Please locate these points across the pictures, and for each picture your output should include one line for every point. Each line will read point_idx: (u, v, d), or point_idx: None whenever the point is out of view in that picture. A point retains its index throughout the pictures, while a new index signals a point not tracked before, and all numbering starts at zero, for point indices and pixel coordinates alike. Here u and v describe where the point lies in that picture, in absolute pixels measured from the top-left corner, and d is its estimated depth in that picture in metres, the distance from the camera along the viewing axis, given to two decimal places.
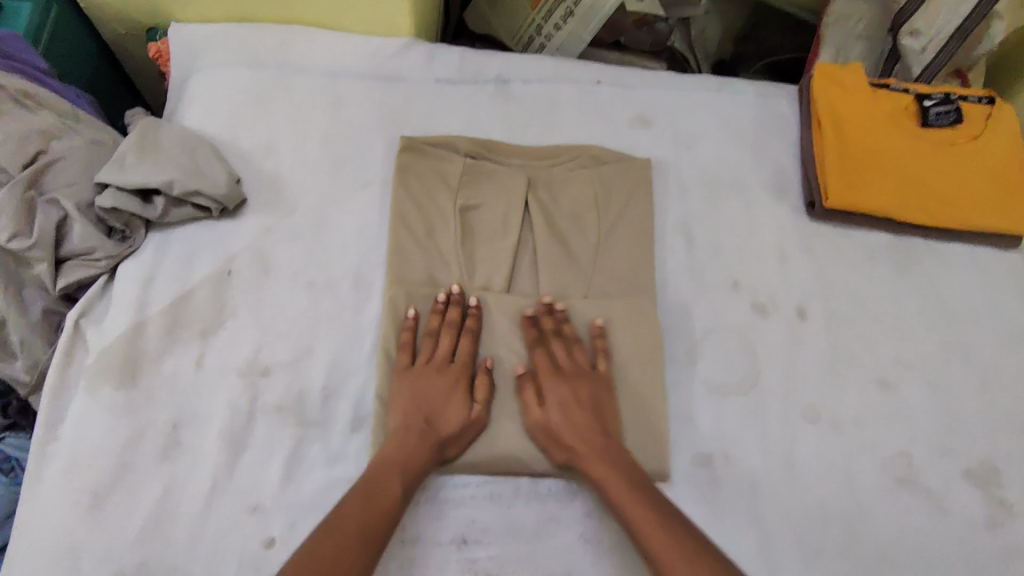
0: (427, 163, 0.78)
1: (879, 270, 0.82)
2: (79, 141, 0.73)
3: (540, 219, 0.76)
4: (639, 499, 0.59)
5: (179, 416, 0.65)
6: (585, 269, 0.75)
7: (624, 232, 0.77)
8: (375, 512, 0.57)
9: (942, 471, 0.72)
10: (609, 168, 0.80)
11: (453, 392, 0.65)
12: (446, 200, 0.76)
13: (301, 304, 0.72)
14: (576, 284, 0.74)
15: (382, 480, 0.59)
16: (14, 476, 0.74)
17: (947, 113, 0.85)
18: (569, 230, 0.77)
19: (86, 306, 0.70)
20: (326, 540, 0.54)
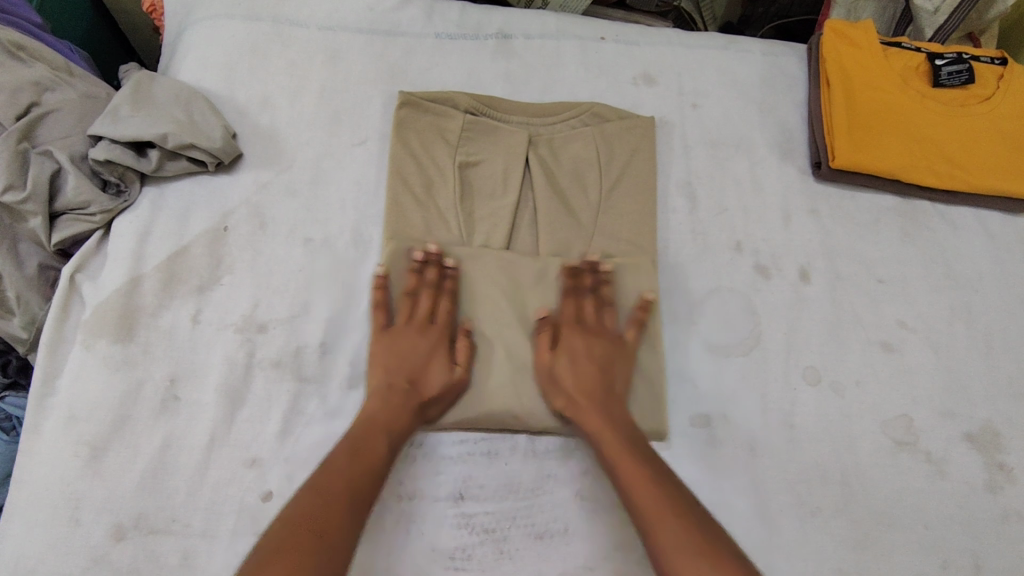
0: (428, 119, 0.76)
1: (885, 233, 0.81)
2: (71, 94, 0.72)
3: (541, 177, 0.75)
4: (630, 453, 0.59)
5: (177, 370, 0.65)
6: (585, 230, 0.74)
7: (627, 191, 0.76)
8: (364, 470, 0.56)
9: (942, 434, 0.72)
10: (612, 126, 0.79)
11: (433, 354, 0.65)
12: (446, 156, 0.75)
13: (298, 260, 0.71)
14: (573, 245, 0.74)
15: (368, 439, 0.58)
16: (15, 435, 0.73)
17: (958, 74, 0.83)
18: (570, 191, 0.76)
19: (82, 261, 0.69)
20: (316, 496, 0.53)
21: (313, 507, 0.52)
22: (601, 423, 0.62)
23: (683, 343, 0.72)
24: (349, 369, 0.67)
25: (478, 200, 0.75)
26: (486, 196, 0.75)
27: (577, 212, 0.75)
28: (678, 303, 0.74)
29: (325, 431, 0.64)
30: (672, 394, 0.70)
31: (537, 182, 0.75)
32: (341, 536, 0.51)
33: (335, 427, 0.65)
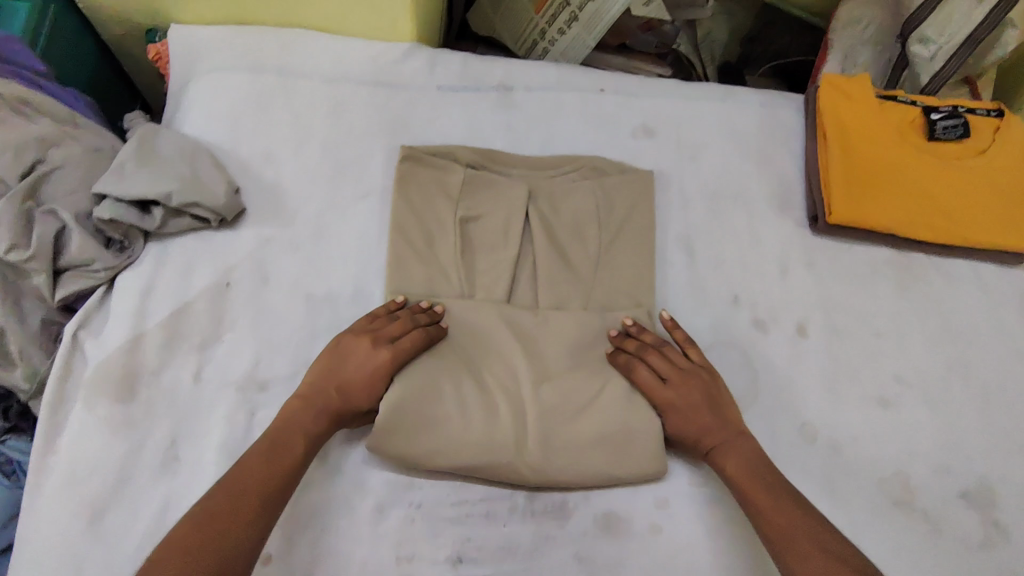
0: (428, 173, 0.77)
1: (881, 286, 0.82)
2: (78, 148, 0.72)
3: (543, 228, 0.76)
4: (767, 490, 0.61)
5: (179, 430, 0.66)
6: (584, 285, 0.75)
7: (629, 247, 0.77)
8: (272, 475, 0.57)
9: (937, 491, 0.72)
10: (612, 179, 0.80)
11: (376, 381, 0.64)
12: (450, 207, 0.76)
13: (300, 316, 0.71)
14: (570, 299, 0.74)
15: (285, 444, 0.59)
16: (15, 480, 0.72)
17: (954, 127, 0.84)
18: (569, 246, 0.76)
19: (85, 318, 0.70)
20: (221, 495, 0.55)
21: (218, 505, 0.54)
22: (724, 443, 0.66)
23: None
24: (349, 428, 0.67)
25: (481, 251, 0.75)
26: (486, 247, 0.75)
27: (576, 265, 0.76)
28: None
29: (325, 491, 0.65)
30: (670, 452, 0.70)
31: (537, 237, 0.76)
32: (243, 536, 0.53)
33: (336, 486, 0.65)
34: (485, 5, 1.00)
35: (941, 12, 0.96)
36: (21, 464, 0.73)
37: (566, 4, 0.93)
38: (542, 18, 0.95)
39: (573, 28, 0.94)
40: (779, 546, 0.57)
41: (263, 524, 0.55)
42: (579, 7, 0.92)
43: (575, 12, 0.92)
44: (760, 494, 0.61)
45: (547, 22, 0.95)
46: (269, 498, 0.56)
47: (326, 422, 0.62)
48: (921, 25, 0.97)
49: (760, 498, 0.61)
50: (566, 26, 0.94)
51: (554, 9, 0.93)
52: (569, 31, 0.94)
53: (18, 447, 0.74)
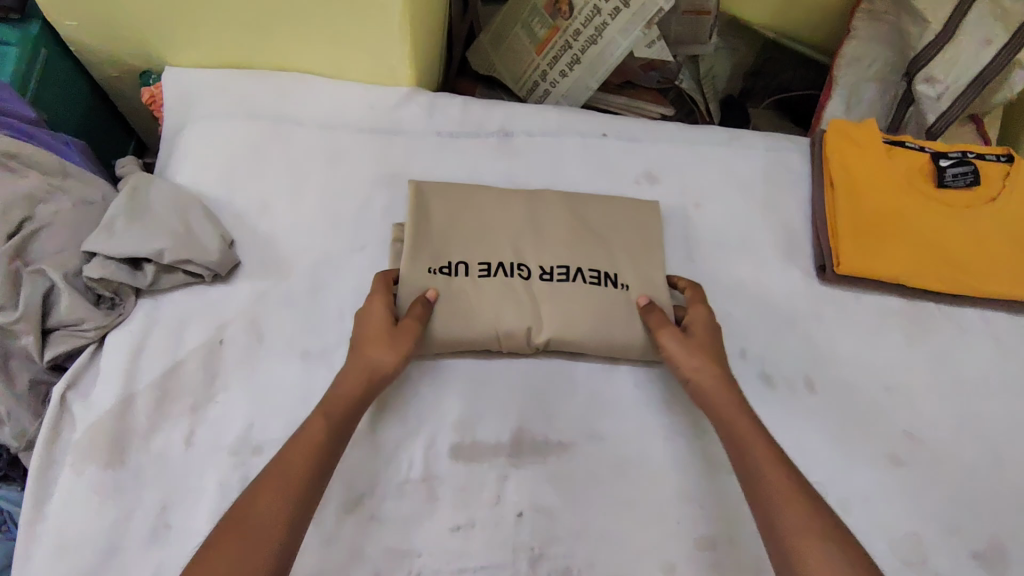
0: (435, 196, 0.77)
1: (890, 338, 0.80)
2: (67, 203, 0.71)
3: (549, 241, 0.76)
4: (776, 460, 0.58)
5: (169, 496, 0.63)
6: (593, 293, 0.73)
7: (637, 264, 0.76)
8: (298, 460, 0.56)
9: (953, 554, 0.70)
10: (621, 206, 0.80)
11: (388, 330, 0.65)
12: (455, 218, 0.76)
13: (295, 374, 0.69)
14: (580, 302, 0.72)
15: (306, 426, 0.59)
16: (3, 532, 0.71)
17: (964, 175, 0.82)
18: (578, 253, 0.75)
19: (74, 378, 0.68)
20: (252, 496, 0.53)
21: (253, 512, 0.52)
22: (745, 425, 0.61)
23: (687, 459, 0.71)
24: (345, 493, 0.65)
25: (491, 252, 0.74)
26: (494, 250, 0.74)
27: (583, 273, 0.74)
28: (681, 417, 0.73)
29: (320, 561, 0.62)
30: (677, 515, 0.68)
31: (540, 245, 0.75)
32: (267, 533, 0.51)
33: (330, 556, 0.63)
34: (486, 44, 1.00)
35: (948, 52, 0.94)
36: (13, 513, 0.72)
37: (567, 46, 0.91)
38: (544, 60, 0.94)
39: (575, 71, 0.93)
40: (792, 548, 0.52)
41: (300, 518, 0.53)
42: (580, 50, 0.91)
43: (578, 55, 0.91)
44: (779, 478, 0.56)
45: (548, 64, 0.94)
46: (302, 486, 0.54)
47: (345, 406, 0.61)
48: (927, 65, 0.95)
49: (780, 483, 0.56)
50: (568, 69, 0.93)
51: (556, 51, 0.92)
52: (570, 73, 0.93)
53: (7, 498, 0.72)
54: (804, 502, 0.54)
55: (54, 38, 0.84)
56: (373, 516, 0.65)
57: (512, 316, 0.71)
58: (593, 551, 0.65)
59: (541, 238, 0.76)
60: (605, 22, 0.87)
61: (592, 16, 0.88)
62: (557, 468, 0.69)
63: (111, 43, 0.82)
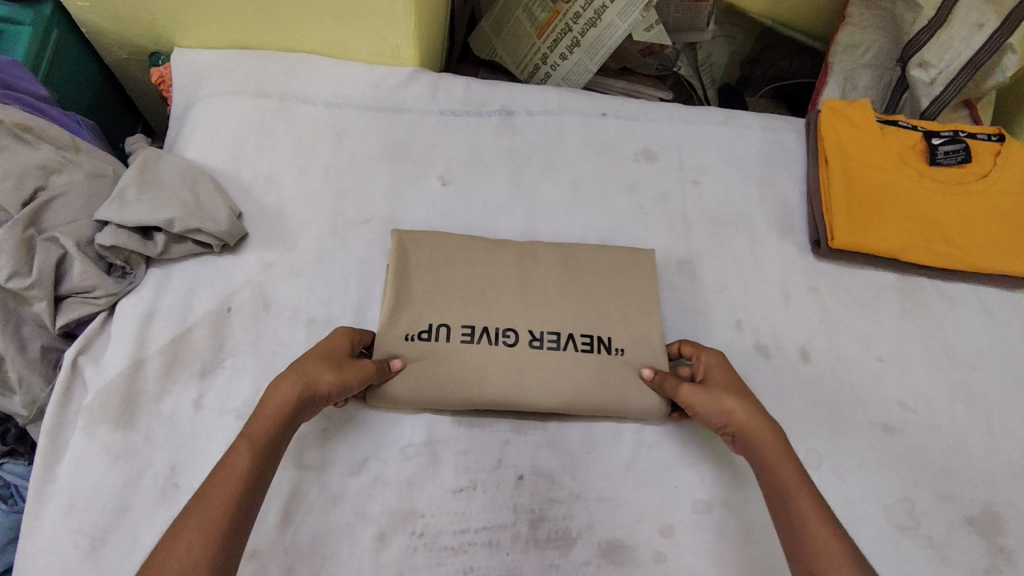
0: (420, 253, 0.73)
1: (883, 311, 0.82)
2: (79, 175, 0.73)
3: (537, 300, 0.72)
4: (814, 501, 0.57)
5: (178, 458, 0.65)
6: (583, 365, 0.70)
7: (631, 325, 0.73)
8: (223, 487, 0.53)
9: (943, 519, 0.71)
10: (616, 261, 0.76)
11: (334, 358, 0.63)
12: (439, 279, 0.72)
13: (301, 342, 0.71)
14: (568, 386, 0.69)
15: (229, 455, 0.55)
16: (13, 503, 0.72)
17: (955, 152, 0.84)
18: (566, 311, 0.72)
19: (85, 343, 0.69)
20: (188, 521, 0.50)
21: (172, 540, 0.49)
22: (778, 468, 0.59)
23: (684, 426, 0.72)
24: (350, 455, 0.67)
25: (475, 313, 0.71)
26: (479, 311, 0.71)
27: (572, 336, 0.71)
28: None
29: (326, 520, 0.64)
30: (675, 479, 0.69)
31: (527, 303, 0.72)
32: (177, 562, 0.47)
33: (336, 515, 0.64)
34: (487, 28, 1.02)
35: (941, 37, 0.96)
36: (18, 486, 0.72)
37: (568, 29, 0.93)
38: (544, 43, 0.96)
39: (575, 54, 0.95)
40: None
41: (223, 555, 0.49)
42: (580, 33, 0.93)
43: (577, 38, 0.93)
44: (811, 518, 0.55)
45: (549, 47, 0.96)
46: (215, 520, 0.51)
47: (270, 425, 0.57)
48: (921, 49, 0.98)
49: (824, 536, 0.54)
50: (568, 52, 0.95)
51: (557, 34, 0.94)
52: (570, 56, 0.95)
53: (14, 470, 0.72)
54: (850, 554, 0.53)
55: (65, 19, 0.86)
56: (377, 478, 0.66)
57: (497, 386, 0.68)
58: (592, 513, 0.67)
59: (527, 294, 0.73)
60: (605, 5, 0.89)
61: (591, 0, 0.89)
62: (556, 434, 0.70)
63: (123, 25, 0.84)
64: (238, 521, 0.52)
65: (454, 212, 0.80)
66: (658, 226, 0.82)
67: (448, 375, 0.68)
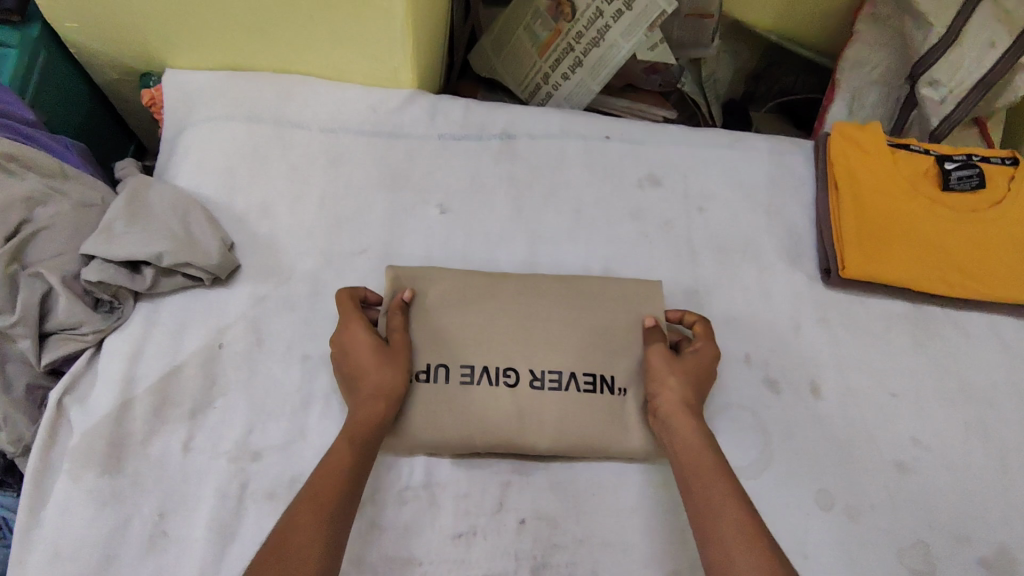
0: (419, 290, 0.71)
1: (895, 342, 0.79)
2: (66, 205, 0.70)
3: (538, 339, 0.70)
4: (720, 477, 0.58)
5: (167, 504, 0.63)
6: (585, 407, 0.68)
7: (635, 365, 0.70)
8: (312, 512, 0.54)
9: (960, 562, 0.69)
10: (620, 296, 0.73)
11: (386, 353, 0.65)
12: (436, 317, 0.70)
13: (295, 379, 0.69)
14: (568, 430, 0.67)
15: (320, 476, 0.57)
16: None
17: (969, 178, 0.81)
18: (568, 350, 0.69)
19: (71, 382, 0.67)
20: (272, 560, 0.51)
21: (295, 535, 0.52)
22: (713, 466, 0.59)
23: None
24: None
25: (474, 352, 0.69)
26: (478, 351, 0.69)
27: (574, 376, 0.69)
28: None
29: None
30: (683, 523, 0.67)
31: (528, 342, 0.69)
32: None
33: None
34: (487, 46, 0.99)
35: (950, 56, 0.93)
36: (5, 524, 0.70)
37: (569, 49, 0.91)
38: (546, 63, 0.94)
39: (577, 74, 0.92)
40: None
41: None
42: (582, 52, 0.90)
43: (579, 58, 0.91)
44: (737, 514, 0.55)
45: (550, 67, 0.94)
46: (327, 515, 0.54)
47: (366, 432, 0.61)
48: (929, 69, 0.96)
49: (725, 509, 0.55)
50: (570, 72, 0.92)
51: (558, 54, 0.92)
52: (572, 76, 0.92)
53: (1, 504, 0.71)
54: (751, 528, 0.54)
55: (54, 39, 0.83)
56: (374, 524, 0.64)
57: (497, 428, 0.66)
58: (596, 559, 0.65)
59: (527, 333, 0.70)
60: (608, 25, 0.87)
61: (593, 19, 0.87)
62: (559, 476, 0.68)
63: (114, 46, 0.82)
64: (336, 536, 0.54)
65: (453, 242, 0.77)
66: (663, 255, 0.80)
67: (445, 417, 0.66)
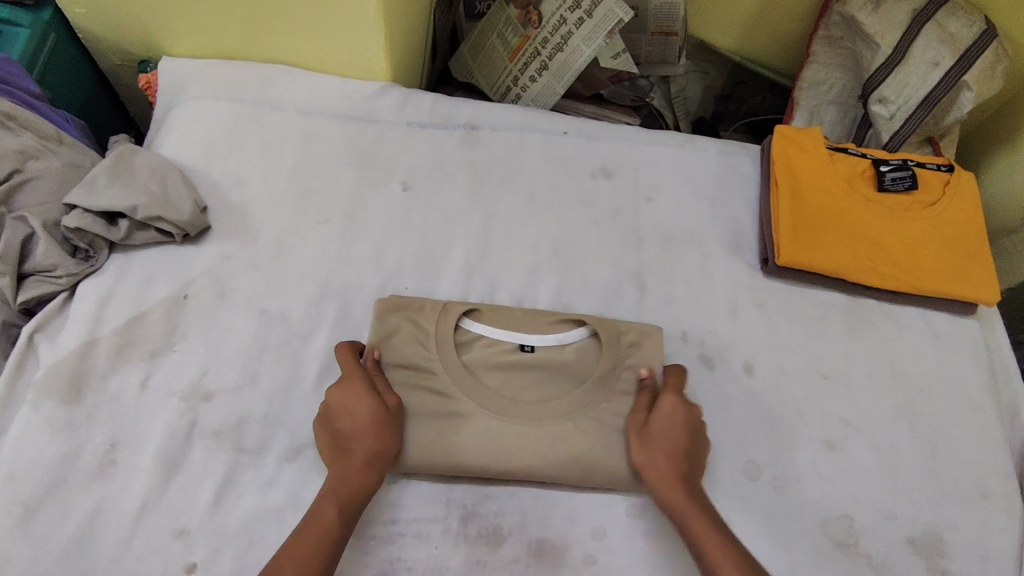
0: (484, 333, 0.73)
1: (830, 330, 0.82)
2: (56, 163, 0.77)
3: (462, 335, 0.73)
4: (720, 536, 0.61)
5: (119, 435, 0.67)
6: (510, 382, 0.71)
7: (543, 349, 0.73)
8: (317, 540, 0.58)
9: (883, 537, 0.71)
10: (541, 322, 0.74)
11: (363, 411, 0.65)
12: (468, 350, 0.72)
13: (250, 330, 0.73)
14: (543, 411, 0.69)
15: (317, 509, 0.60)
16: None
17: (902, 180, 0.86)
18: (482, 358, 0.71)
19: (42, 321, 0.71)
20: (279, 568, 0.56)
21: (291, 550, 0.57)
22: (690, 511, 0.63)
23: None
24: (287, 442, 0.68)
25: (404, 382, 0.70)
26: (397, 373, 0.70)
27: (533, 350, 0.73)
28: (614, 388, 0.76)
29: (257, 503, 0.65)
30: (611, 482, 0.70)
31: (437, 333, 0.71)
32: None
33: (268, 499, 0.65)
34: (465, 52, 1.07)
35: (898, 74, 1.00)
36: None
37: (536, 53, 0.98)
38: (515, 66, 1.01)
39: (543, 76, 0.99)
40: None
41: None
42: (548, 56, 0.98)
43: (546, 61, 0.98)
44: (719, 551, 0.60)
45: (519, 70, 1.01)
46: (329, 537, 0.59)
47: (351, 492, 0.62)
48: (879, 86, 1.01)
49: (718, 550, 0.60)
50: (536, 74, 0.99)
51: (527, 58, 0.99)
52: (539, 78, 1.00)
53: None
54: None
55: (63, 25, 0.91)
56: (311, 466, 0.67)
57: (480, 425, 0.68)
58: (525, 511, 0.68)
59: (448, 350, 0.71)
60: (570, 32, 0.94)
61: (558, 26, 0.95)
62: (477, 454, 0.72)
63: (116, 32, 0.89)
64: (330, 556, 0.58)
65: (412, 217, 0.83)
66: (610, 239, 0.85)
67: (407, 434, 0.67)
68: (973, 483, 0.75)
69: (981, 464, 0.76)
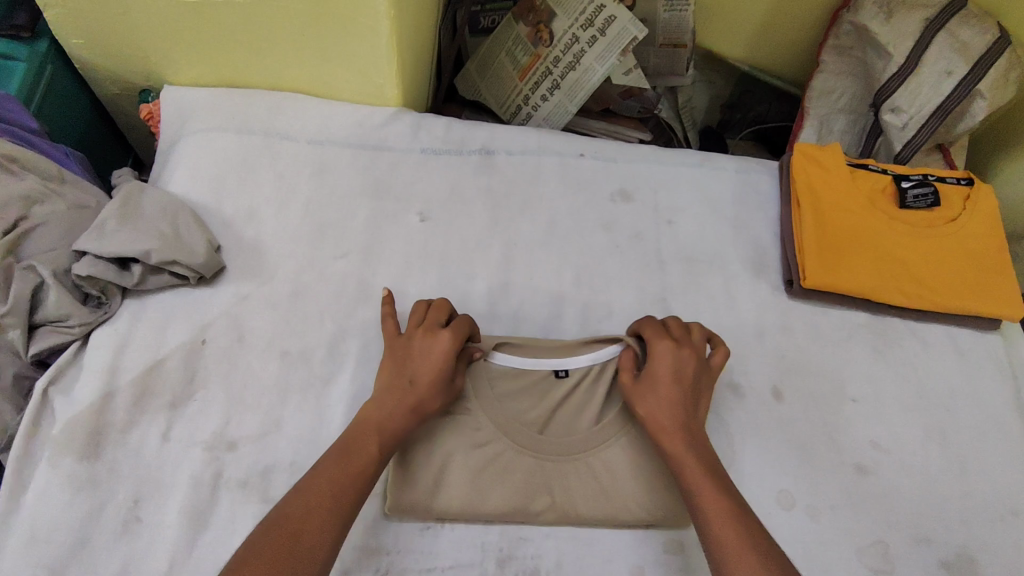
0: (516, 363, 0.69)
1: (855, 351, 0.82)
2: (61, 206, 0.74)
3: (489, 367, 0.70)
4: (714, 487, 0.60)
5: (142, 491, 0.65)
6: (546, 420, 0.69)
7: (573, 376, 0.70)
8: (347, 474, 0.59)
9: (919, 562, 0.70)
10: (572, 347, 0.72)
11: (436, 355, 0.66)
12: (499, 381, 0.69)
13: (273, 374, 0.71)
14: (576, 446, 0.68)
15: (360, 438, 0.62)
16: None
17: (924, 196, 0.85)
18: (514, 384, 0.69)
19: (56, 373, 0.69)
20: (298, 500, 0.56)
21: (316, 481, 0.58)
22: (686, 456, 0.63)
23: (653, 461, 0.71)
24: None
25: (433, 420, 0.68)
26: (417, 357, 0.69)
27: (569, 375, 0.70)
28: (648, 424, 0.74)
29: None
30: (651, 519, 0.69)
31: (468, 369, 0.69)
32: (319, 536, 0.55)
33: None
34: (472, 70, 1.04)
35: (910, 84, 0.98)
36: None
37: (548, 72, 0.96)
38: (526, 85, 0.99)
39: (555, 95, 0.97)
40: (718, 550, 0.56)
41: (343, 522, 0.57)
42: (560, 75, 0.96)
43: (557, 80, 0.96)
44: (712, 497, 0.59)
45: (530, 89, 0.99)
46: (365, 475, 0.60)
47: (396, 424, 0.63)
48: (892, 95, 0.99)
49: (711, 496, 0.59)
50: (548, 93, 0.97)
51: (538, 77, 0.97)
52: (551, 98, 0.98)
53: None
54: (752, 536, 0.56)
55: (61, 57, 0.88)
56: None
57: (509, 458, 0.67)
58: (562, 552, 0.66)
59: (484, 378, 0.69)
60: (583, 50, 0.93)
61: (570, 45, 0.93)
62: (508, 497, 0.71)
63: (116, 64, 0.86)
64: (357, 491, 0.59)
65: (431, 248, 0.81)
66: (632, 265, 0.83)
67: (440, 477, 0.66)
68: (1005, 503, 0.75)
69: (1011, 483, 0.76)
